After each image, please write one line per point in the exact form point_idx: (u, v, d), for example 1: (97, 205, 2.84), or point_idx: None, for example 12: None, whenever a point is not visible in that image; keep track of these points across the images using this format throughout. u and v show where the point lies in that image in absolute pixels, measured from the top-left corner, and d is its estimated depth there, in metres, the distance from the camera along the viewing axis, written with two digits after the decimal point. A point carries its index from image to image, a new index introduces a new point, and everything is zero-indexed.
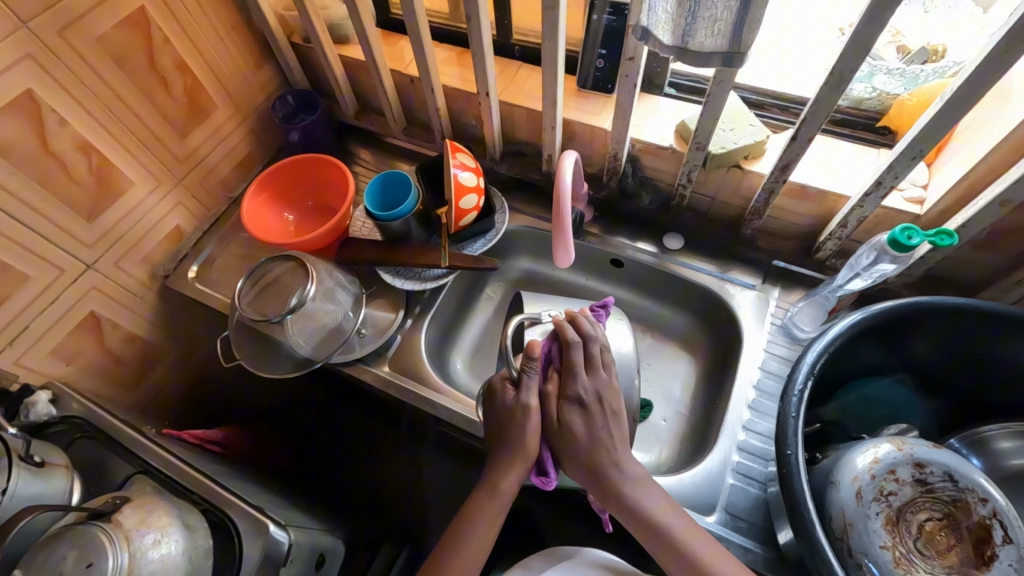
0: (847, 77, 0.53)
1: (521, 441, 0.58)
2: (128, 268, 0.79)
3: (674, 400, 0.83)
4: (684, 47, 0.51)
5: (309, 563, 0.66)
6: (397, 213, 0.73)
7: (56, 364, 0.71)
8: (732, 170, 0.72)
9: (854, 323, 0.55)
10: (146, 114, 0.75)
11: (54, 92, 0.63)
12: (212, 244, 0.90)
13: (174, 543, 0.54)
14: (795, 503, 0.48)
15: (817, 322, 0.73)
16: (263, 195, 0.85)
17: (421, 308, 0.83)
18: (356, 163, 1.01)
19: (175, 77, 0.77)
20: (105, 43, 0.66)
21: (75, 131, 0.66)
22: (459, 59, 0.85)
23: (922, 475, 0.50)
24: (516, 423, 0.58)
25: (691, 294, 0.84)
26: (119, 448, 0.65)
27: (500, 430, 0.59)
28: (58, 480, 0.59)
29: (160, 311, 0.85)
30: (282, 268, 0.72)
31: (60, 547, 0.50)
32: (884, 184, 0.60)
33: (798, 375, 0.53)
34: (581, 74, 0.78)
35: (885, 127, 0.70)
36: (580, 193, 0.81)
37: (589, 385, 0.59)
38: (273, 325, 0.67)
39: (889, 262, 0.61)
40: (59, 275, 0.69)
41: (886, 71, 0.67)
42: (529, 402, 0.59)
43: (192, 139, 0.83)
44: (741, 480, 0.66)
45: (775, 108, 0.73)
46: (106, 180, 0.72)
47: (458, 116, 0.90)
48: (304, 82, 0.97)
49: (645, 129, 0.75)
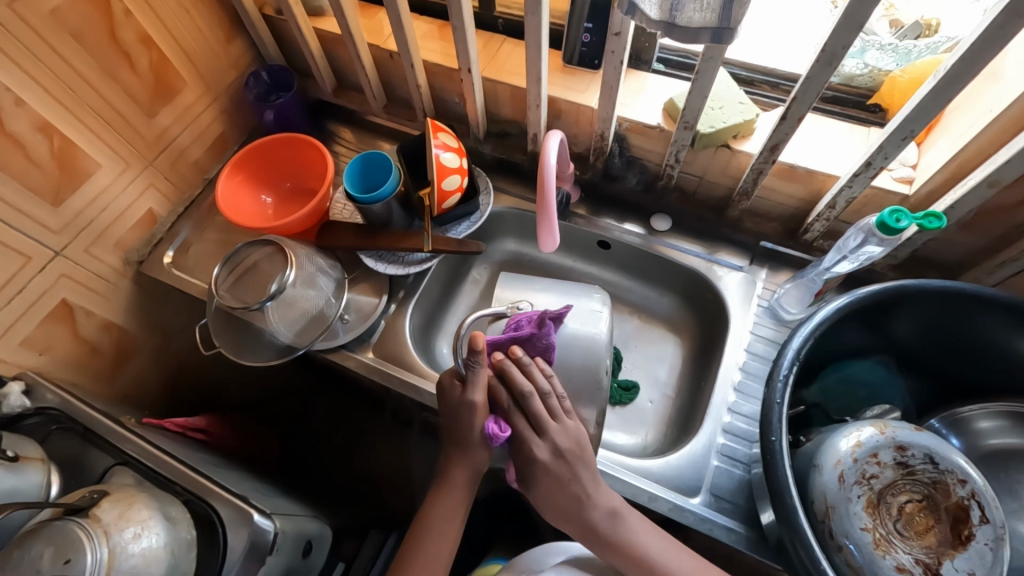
0: (839, 54, 0.51)
1: (470, 433, 0.59)
2: (99, 255, 0.76)
3: (660, 382, 0.83)
4: (672, 22, 0.49)
5: (296, 551, 0.66)
6: (377, 195, 0.71)
7: (28, 355, 0.69)
8: (721, 150, 0.71)
9: (840, 307, 0.55)
10: (110, 92, 0.71)
11: (7, 68, 0.59)
12: (187, 228, 0.87)
13: (155, 536, 0.53)
14: (778, 488, 0.48)
15: (803, 304, 0.72)
16: (238, 176, 0.82)
17: (404, 293, 0.82)
18: (336, 142, 0.98)
19: (139, 52, 0.73)
20: (60, 15, 0.62)
21: (33, 111, 0.63)
22: (441, 33, 0.82)
23: (904, 457, 0.51)
24: (465, 418, 0.59)
25: (678, 276, 0.83)
26: (98, 440, 0.64)
27: (453, 421, 0.60)
28: (35, 474, 0.57)
29: (136, 298, 0.83)
30: (260, 254, 0.70)
31: (37, 544, 0.49)
32: (874, 164, 0.59)
33: (783, 361, 0.53)
34: (566, 49, 0.75)
35: (876, 105, 0.69)
36: (566, 174, 0.79)
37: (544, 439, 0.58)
38: (253, 312, 0.65)
39: (876, 244, 0.60)
40: (25, 263, 0.66)
41: (879, 47, 0.65)
42: (475, 399, 0.59)
43: (161, 119, 0.79)
44: (726, 462, 0.67)
45: (767, 85, 0.72)
46: (71, 162, 0.68)
47: (441, 93, 0.87)
48: (278, 57, 0.93)
49: (632, 108, 0.73)
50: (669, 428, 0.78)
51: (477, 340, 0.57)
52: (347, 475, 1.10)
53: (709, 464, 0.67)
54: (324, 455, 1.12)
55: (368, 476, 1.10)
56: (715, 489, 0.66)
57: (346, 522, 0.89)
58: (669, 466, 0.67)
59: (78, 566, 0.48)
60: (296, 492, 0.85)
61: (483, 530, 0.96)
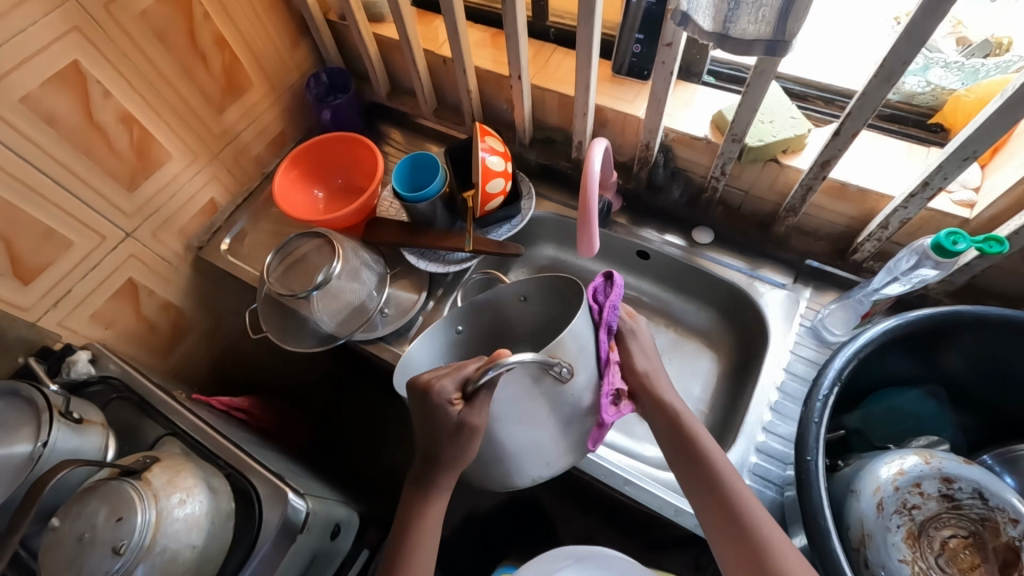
0: (898, 71, 0.50)
1: (458, 454, 0.52)
2: (164, 239, 0.81)
3: (693, 397, 0.81)
4: (725, 34, 0.49)
5: (324, 533, 0.68)
6: (424, 195, 0.74)
7: (96, 327, 0.74)
8: (769, 165, 0.69)
9: (887, 330, 0.53)
10: (186, 88, 0.76)
11: (99, 64, 0.65)
12: (244, 218, 0.92)
13: (198, 504, 0.56)
14: (812, 511, 0.47)
15: (848, 326, 0.70)
16: (294, 171, 0.86)
17: (443, 290, 0.84)
18: (386, 143, 1.02)
19: (213, 52, 0.78)
20: (147, 17, 0.68)
21: (118, 103, 0.68)
22: (493, 41, 0.84)
23: (950, 490, 0.48)
24: (456, 440, 0.51)
25: (718, 291, 0.82)
26: (152, 410, 0.68)
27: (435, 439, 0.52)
28: (95, 437, 0.62)
29: (194, 281, 0.88)
30: (310, 245, 0.73)
31: (95, 501, 0.53)
32: (932, 184, 0.57)
33: (823, 381, 0.52)
34: (616, 59, 0.76)
35: (937, 125, 0.66)
36: (608, 181, 0.80)
37: (637, 357, 0.58)
38: (300, 299, 0.68)
39: (931, 268, 0.58)
40: (100, 242, 0.71)
41: (943, 65, 0.63)
42: (478, 421, 0.49)
43: (228, 115, 0.84)
44: (758, 482, 0.65)
45: (821, 100, 0.71)
46: (146, 152, 0.74)
47: (490, 99, 0.89)
48: (338, 60, 0.97)
49: (679, 119, 0.73)
50: None
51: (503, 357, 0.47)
52: (374, 466, 1.12)
53: None
54: (354, 445, 1.15)
55: (394, 469, 1.12)
56: None
57: (370, 510, 0.91)
58: None
59: (128, 525, 0.51)
60: (327, 478, 0.88)
61: (503, 532, 0.97)
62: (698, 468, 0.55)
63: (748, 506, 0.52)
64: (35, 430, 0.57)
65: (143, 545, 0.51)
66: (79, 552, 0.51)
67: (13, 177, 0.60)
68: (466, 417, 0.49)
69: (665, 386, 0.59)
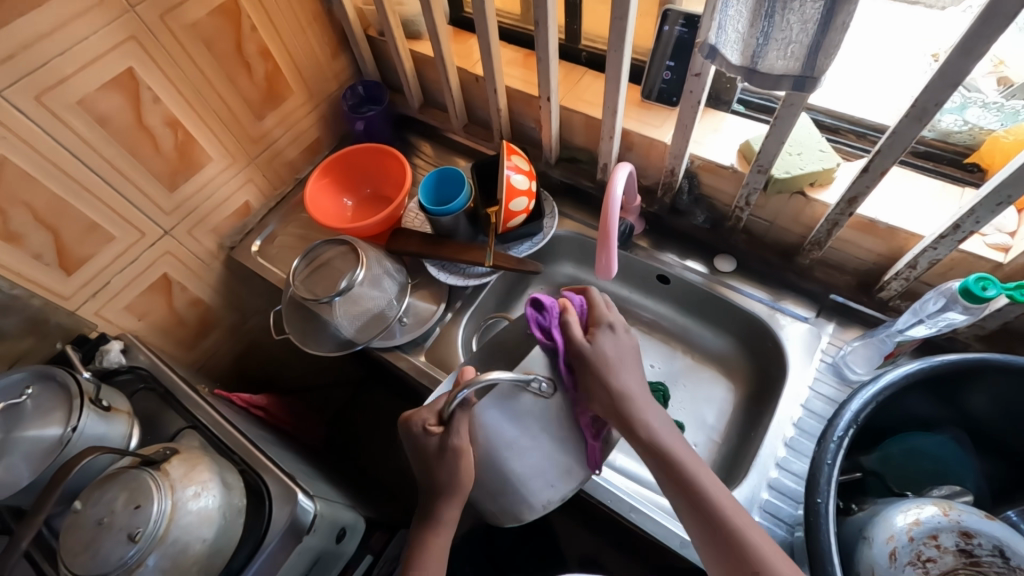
0: (931, 110, 0.49)
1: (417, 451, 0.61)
2: (198, 237, 0.85)
3: (706, 426, 0.80)
4: (753, 68, 0.49)
5: (329, 537, 0.69)
6: (448, 208, 0.76)
7: (129, 319, 0.78)
8: (796, 197, 0.69)
9: (909, 373, 0.52)
10: (230, 96, 0.80)
11: (149, 70, 0.68)
12: (275, 220, 0.95)
13: (211, 497, 0.58)
14: (818, 555, 0.45)
15: (870, 365, 0.68)
16: (326, 179, 0.89)
17: (461, 303, 0.85)
18: (415, 155, 1.04)
19: (258, 63, 0.82)
20: (199, 29, 0.72)
21: (166, 108, 0.72)
22: (526, 61, 0.86)
23: (969, 545, 0.46)
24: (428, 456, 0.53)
25: (737, 320, 0.81)
26: (174, 403, 0.71)
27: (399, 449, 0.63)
28: (120, 425, 0.64)
29: (224, 279, 0.92)
30: (336, 251, 0.75)
31: (115, 487, 0.55)
32: (963, 227, 0.56)
33: (839, 421, 0.50)
34: (646, 84, 0.76)
35: (974, 164, 0.64)
36: (631, 204, 0.80)
37: (612, 347, 0.54)
38: (322, 304, 0.70)
39: (958, 312, 0.56)
40: (139, 238, 0.75)
41: (981, 104, 0.62)
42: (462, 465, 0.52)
43: (267, 121, 0.88)
44: (768, 519, 0.64)
45: (852, 134, 0.70)
46: (187, 155, 0.77)
47: (519, 117, 0.90)
48: (375, 74, 1.00)
49: (706, 147, 0.73)
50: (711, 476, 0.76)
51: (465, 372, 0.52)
52: (383, 470, 1.13)
53: None
54: (365, 447, 1.17)
55: (402, 473, 1.13)
56: None
57: (376, 516, 0.92)
58: None
59: (145, 513, 0.53)
60: (337, 480, 0.89)
61: (510, 547, 0.96)
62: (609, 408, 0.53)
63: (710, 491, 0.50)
64: (65, 414, 0.59)
65: (156, 534, 0.53)
66: (96, 536, 0.53)
67: (66, 174, 0.64)
68: (447, 442, 0.51)
69: (622, 371, 0.53)
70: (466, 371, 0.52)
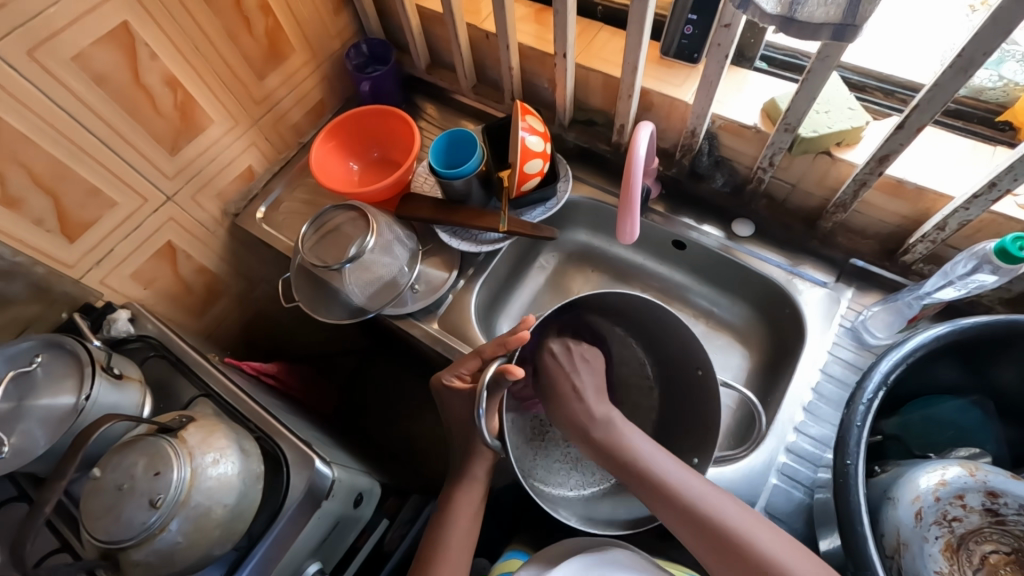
0: (978, 61, 0.47)
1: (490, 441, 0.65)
2: (202, 204, 0.82)
3: (720, 392, 0.80)
4: (790, 17, 0.47)
5: (347, 502, 0.70)
6: (460, 171, 0.74)
7: (135, 287, 0.76)
8: (821, 157, 0.67)
9: (939, 336, 0.51)
10: (230, 54, 0.76)
11: (146, 24, 0.65)
12: (280, 187, 0.93)
13: (231, 464, 0.57)
14: (848, 516, 0.46)
15: (891, 330, 0.68)
16: (331, 142, 0.86)
17: (474, 270, 0.83)
18: (421, 117, 1.01)
19: (258, 19, 0.78)
20: None
21: (163, 66, 0.69)
22: (538, 17, 0.82)
23: (995, 504, 0.47)
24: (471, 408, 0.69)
25: (753, 285, 0.80)
26: (186, 371, 0.70)
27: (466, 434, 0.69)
28: (134, 394, 0.64)
29: (230, 247, 0.90)
30: (345, 217, 0.73)
31: (134, 453, 0.55)
32: (999, 186, 0.54)
33: (868, 384, 0.50)
34: (665, 40, 0.73)
35: (1006, 123, 0.62)
36: (650, 167, 0.77)
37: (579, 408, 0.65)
38: (333, 271, 0.69)
39: (989, 273, 0.56)
40: (142, 204, 0.73)
41: (1019, 58, 0.60)
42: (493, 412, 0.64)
43: (269, 82, 0.84)
44: (786, 482, 0.65)
45: (880, 92, 0.67)
46: (188, 117, 0.74)
47: (531, 77, 0.87)
48: (378, 32, 0.96)
49: (728, 106, 0.70)
50: (727, 440, 0.76)
51: (513, 369, 0.58)
52: (388, 437, 1.14)
53: (766, 482, 0.65)
54: (371, 415, 1.18)
55: (407, 441, 1.14)
56: (771, 508, 0.64)
57: (389, 482, 0.92)
58: (724, 477, 0.65)
59: (165, 479, 0.53)
60: (351, 448, 0.89)
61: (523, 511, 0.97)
62: (615, 464, 0.60)
63: (733, 523, 0.52)
64: (78, 382, 0.58)
65: (178, 500, 0.53)
66: (118, 501, 0.53)
67: (63, 135, 0.61)
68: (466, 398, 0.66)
69: (630, 433, 0.61)
70: (514, 372, 0.58)
